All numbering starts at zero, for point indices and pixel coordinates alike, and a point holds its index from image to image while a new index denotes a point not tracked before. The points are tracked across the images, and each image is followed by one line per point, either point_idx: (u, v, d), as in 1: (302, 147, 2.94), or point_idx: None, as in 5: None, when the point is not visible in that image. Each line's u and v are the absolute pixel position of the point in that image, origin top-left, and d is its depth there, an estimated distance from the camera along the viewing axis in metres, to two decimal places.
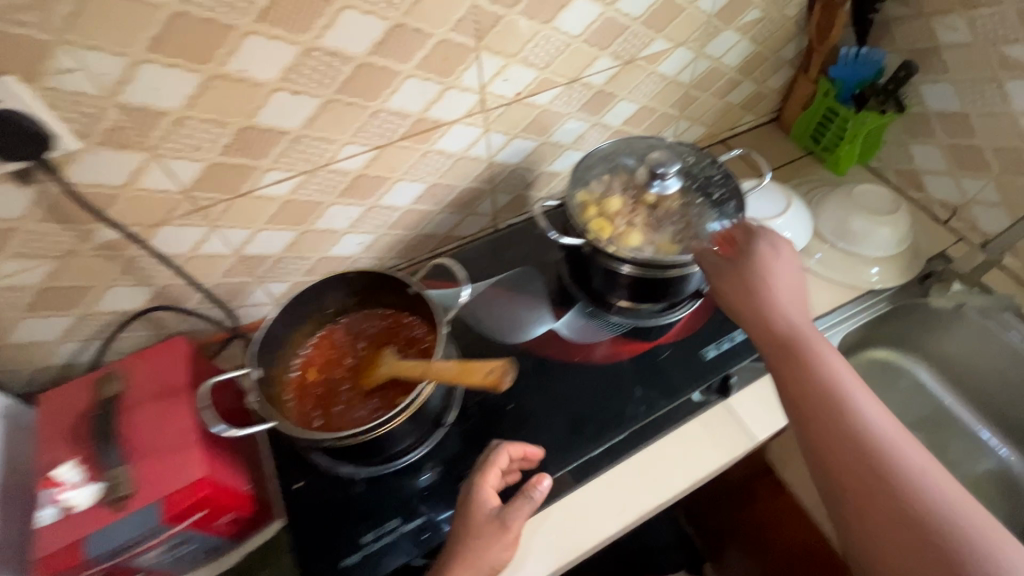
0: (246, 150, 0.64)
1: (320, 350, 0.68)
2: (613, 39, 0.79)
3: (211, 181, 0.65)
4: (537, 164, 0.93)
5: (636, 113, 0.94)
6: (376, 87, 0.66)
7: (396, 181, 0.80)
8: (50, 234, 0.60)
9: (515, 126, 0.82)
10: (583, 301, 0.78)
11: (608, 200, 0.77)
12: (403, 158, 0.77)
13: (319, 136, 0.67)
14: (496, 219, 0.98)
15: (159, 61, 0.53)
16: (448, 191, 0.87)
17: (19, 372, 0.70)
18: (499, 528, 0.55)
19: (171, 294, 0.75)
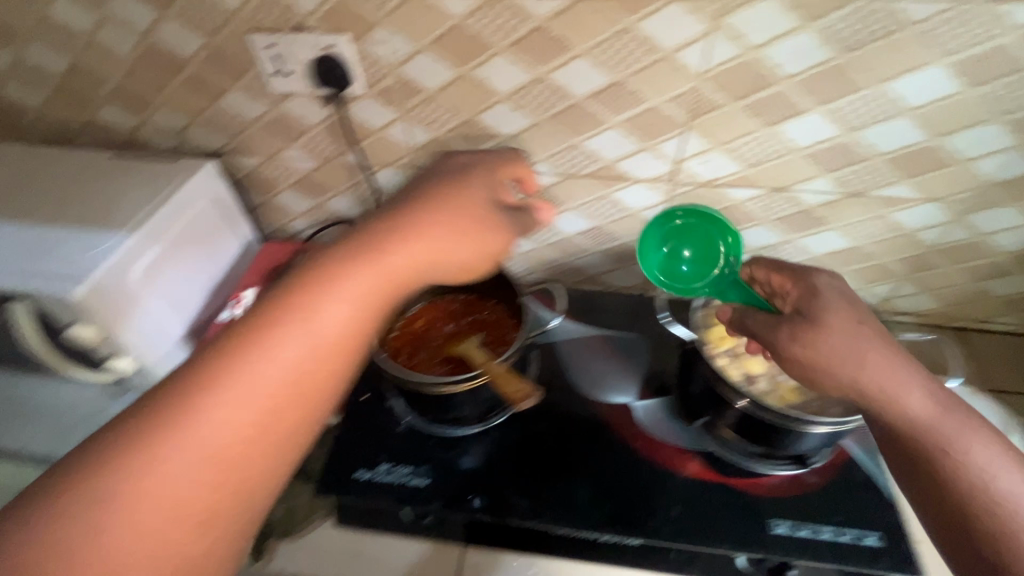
0: (465, 136, 0.87)
1: (429, 309, 0.89)
2: (842, 167, 0.81)
3: (431, 149, 0.90)
4: None
5: (842, 250, 0.94)
6: (610, 181, 0.90)
7: (569, 211, 0.97)
8: (324, 141, 0.93)
9: (699, 208, 0.91)
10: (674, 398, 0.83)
11: None
12: (582, 192, 0.93)
13: (521, 147, 0.87)
14: (644, 286, 1.09)
15: (515, 56, 0.75)
16: (610, 240, 1.01)
17: (269, 223, 1.11)
18: (365, 259, 0.46)
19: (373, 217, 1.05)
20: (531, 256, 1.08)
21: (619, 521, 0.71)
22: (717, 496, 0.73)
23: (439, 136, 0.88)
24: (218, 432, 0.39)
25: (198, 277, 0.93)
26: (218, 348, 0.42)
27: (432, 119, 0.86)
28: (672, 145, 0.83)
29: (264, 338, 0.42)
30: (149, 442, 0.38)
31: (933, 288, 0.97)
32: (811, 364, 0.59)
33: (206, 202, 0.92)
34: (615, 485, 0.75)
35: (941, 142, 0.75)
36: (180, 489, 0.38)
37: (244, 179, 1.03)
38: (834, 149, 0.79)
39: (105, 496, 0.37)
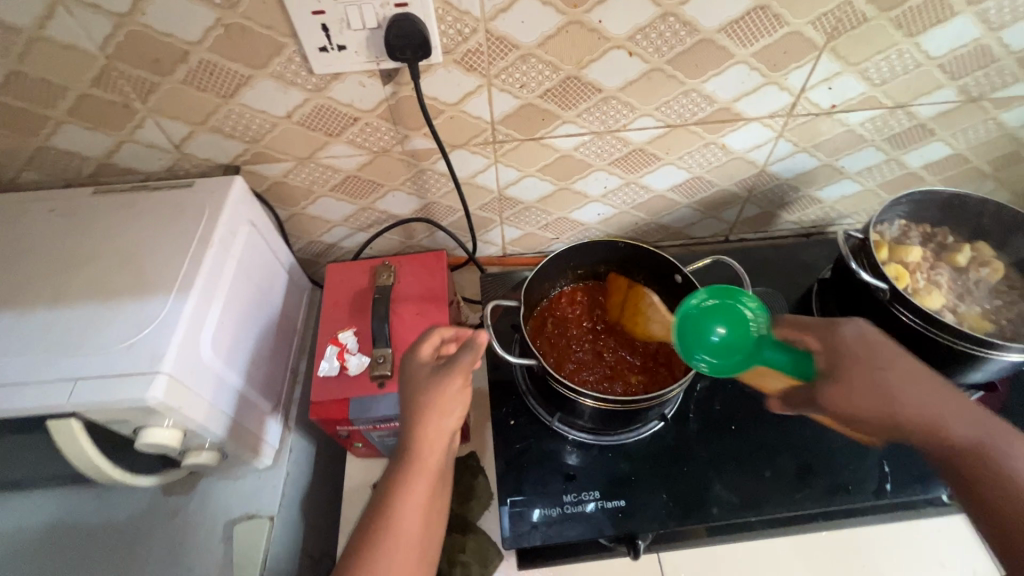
0: (561, 97, 0.73)
1: (559, 303, 0.78)
2: (968, 73, 0.76)
3: (517, 118, 0.75)
4: (805, 185, 0.94)
5: (941, 160, 0.91)
6: (721, 126, 0.80)
7: (666, 165, 0.86)
8: (380, 129, 0.74)
9: (808, 139, 0.84)
10: None
11: (907, 246, 0.74)
12: (684, 142, 0.82)
13: (626, 102, 0.74)
14: (731, 230, 1.03)
15: None
16: (705, 188, 0.92)
17: (301, 237, 0.91)
18: (442, 373, 0.60)
19: (434, 210, 0.90)
20: (613, 221, 0.98)
21: (837, 490, 0.68)
22: None
23: (531, 101, 0.73)
24: (412, 519, 0.57)
25: (258, 326, 0.75)
26: (412, 399, 0.60)
27: (524, 84, 0.70)
28: (800, 75, 0.74)
29: (436, 410, 0.60)
30: (373, 547, 0.56)
31: (1013, 183, 0.98)
32: (873, 412, 0.61)
33: (246, 229, 0.72)
34: (818, 454, 0.71)
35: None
36: (408, 534, 0.57)
37: (269, 192, 0.82)
38: (970, 53, 0.73)
39: (386, 541, 0.56)
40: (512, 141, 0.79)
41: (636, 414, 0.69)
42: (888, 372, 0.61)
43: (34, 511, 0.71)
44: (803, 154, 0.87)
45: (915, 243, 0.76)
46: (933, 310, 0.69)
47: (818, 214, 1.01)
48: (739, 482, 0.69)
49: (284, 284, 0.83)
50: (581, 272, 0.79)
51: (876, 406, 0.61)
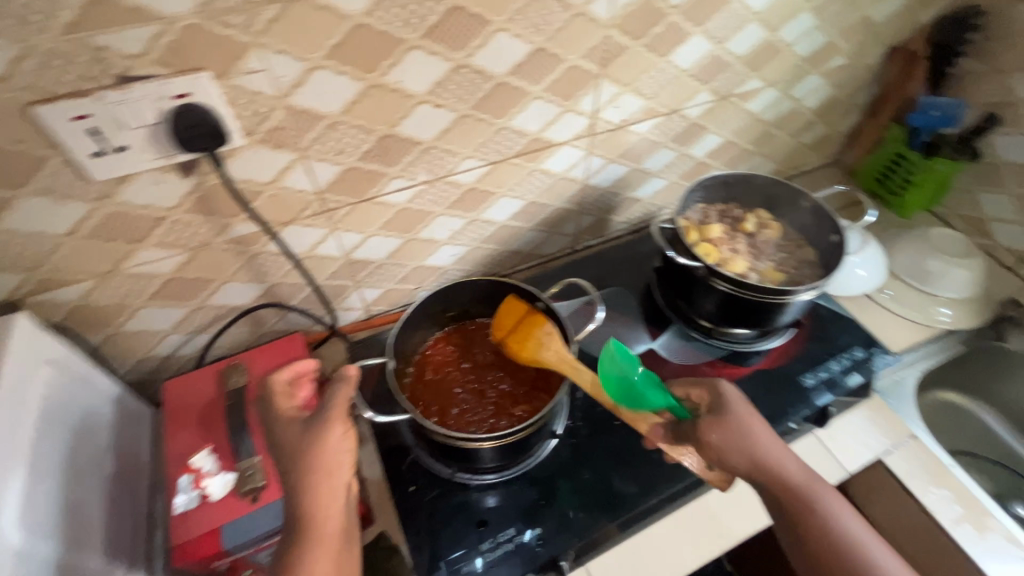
0: (382, 156, 0.74)
1: (433, 354, 0.78)
2: (713, 77, 0.93)
3: (343, 184, 0.74)
4: (624, 190, 1.06)
5: (718, 147, 1.09)
6: (538, 154, 0.87)
7: (500, 198, 0.91)
8: (192, 223, 0.69)
9: (613, 151, 0.95)
10: (678, 324, 0.89)
11: (709, 225, 0.88)
12: (511, 174, 0.88)
13: (446, 148, 0.78)
14: (576, 241, 1.12)
15: (429, 46, 0.65)
16: (541, 210, 0.99)
17: (125, 359, 0.79)
18: (320, 424, 0.57)
19: (279, 291, 0.84)
20: (467, 258, 1.00)
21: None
22: (757, 382, 0.83)
23: (352, 166, 0.73)
24: None
25: (85, 478, 0.63)
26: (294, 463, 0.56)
27: (341, 150, 0.70)
28: (589, 100, 0.83)
29: (320, 469, 0.55)
30: None
31: (772, 154, 1.21)
32: (724, 457, 0.62)
33: (45, 370, 0.61)
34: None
35: (775, 36, 0.91)
36: None
37: (68, 320, 0.70)
38: (710, 62, 0.89)
39: None
40: (344, 206, 0.78)
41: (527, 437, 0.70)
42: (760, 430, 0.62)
43: None
44: (613, 165, 0.98)
45: (715, 221, 0.89)
46: (741, 274, 0.81)
47: (643, 211, 1.14)
48: (634, 471, 0.73)
49: (113, 418, 0.72)
50: (451, 315, 0.79)
51: (727, 451, 0.62)
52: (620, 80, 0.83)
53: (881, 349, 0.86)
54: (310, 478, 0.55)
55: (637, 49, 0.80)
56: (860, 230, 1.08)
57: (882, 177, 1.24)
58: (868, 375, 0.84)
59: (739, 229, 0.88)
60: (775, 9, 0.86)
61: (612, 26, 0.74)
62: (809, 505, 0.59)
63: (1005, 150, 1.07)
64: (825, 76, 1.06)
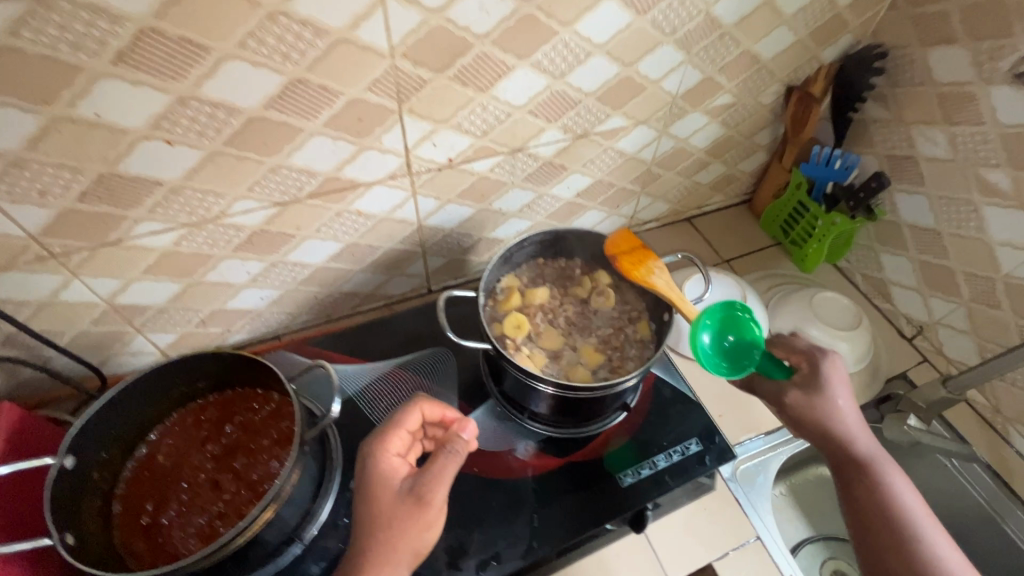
0: (110, 197, 0.61)
1: (173, 434, 0.66)
2: (562, 113, 0.80)
3: (64, 228, 0.62)
4: (477, 230, 0.94)
5: (589, 186, 0.97)
6: (342, 193, 0.75)
7: (306, 240, 0.79)
8: None
9: (447, 191, 0.83)
10: (496, 398, 0.78)
11: (534, 289, 0.76)
12: (312, 215, 0.76)
13: (204, 189, 0.65)
14: (429, 281, 1.01)
15: (126, 75, 0.52)
16: (370, 251, 0.87)
17: None
18: (416, 505, 0.56)
19: (22, 339, 0.72)
20: (285, 300, 0.88)
21: (486, 561, 0.66)
22: (569, 475, 0.73)
23: (70, 208, 0.61)
24: None
25: None
26: (373, 529, 0.55)
27: (42, 191, 0.58)
28: (394, 136, 0.71)
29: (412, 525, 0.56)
30: None
31: (663, 194, 1.09)
32: (806, 419, 0.65)
33: None
34: (473, 526, 0.68)
35: (633, 70, 0.79)
36: None
37: None
38: (551, 98, 0.77)
39: None
40: (79, 251, 0.66)
41: (244, 554, 0.58)
42: (851, 407, 0.65)
43: None
44: (452, 205, 0.86)
45: (547, 282, 0.78)
46: (553, 351, 0.71)
47: None
48: None
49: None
50: (204, 385, 0.67)
51: (817, 417, 0.64)
52: (429, 116, 0.71)
53: (719, 442, 0.76)
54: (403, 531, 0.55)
55: (443, 83, 0.67)
56: (740, 288, 0.97)
57: (784, 226, 1.13)
58: (696, 473, 0.74)
59: (570, 295, 0.77)
60: (623, 42, 0.74)
61: (395, 57, 0.62)
62: (880, 480, 0.63)
63: (906, 209, 0.96)
64: (710, 116, 0.94)
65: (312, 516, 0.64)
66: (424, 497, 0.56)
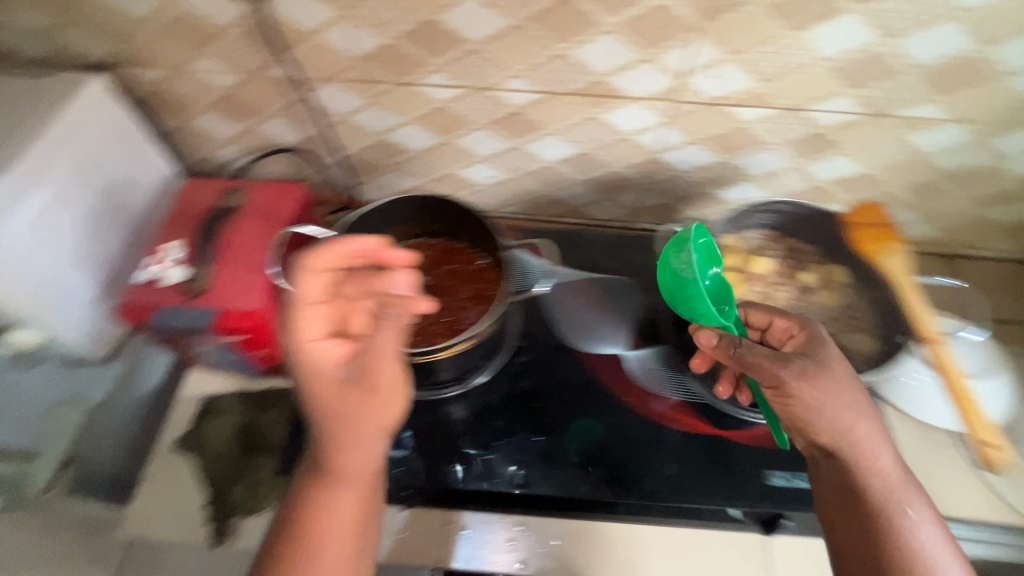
0: (424, 41, 0.70)
1: (399, 256, 0.77)
2: (868, 82, 0.70)
3: (382, 57, 0.73)
4: (706, 183, 0.90)
5: (852, 177, 0.85)
6: (603, 100, 0.76)
7: (550, 135, 0.83)
8: (243, 48, 0.74)
9: (699, 130, 0.79)
10: (668, 345, 0.77)
11: (757, 258, 0.71)
12: (566, 112, 0.79)
13: (494, 57, 0.71)
14: (633, 218, 1.00)
15: None
16: (596, 167, 0.89)
17: (192, 151, 0.92)
18: (366, 390, 0.57)
19: (316, 144, 0.89)
20: (504, 186, 0.95)
21: (590, 468, 0.68)
22: (714, 446, 0.70)
23: (392, 42, 0.71)
24: (357, 464, 0.55)
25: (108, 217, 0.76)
26: (342, 412, 0.56)
27: (381, 21, 0.68)
28: (677, 56, 0.69)
29: (371, 407, 0.56)
30: (324, 499, 0.54)
31: (935, 218, 0.92)
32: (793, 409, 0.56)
33: (98, 132, 0.73)
34: (582, 435, 0.71)
35: (987, 52, 0.65)
36: (355, 484, 0.55)
37: (148, 98, 0.83)
38: (867, 59, 0.67)
39: (312, 516, 0.53)
40: (383, 82, 0.77)
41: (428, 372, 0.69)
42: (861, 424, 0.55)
43: None
44: (697, 147, 0.82)
45: (772, 256, 0.72)
46: (755, 325, 0.67)
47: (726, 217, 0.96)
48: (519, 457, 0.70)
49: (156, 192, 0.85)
50: (431, 227, 0.77)
51: (807, 408, 0.55)
52: (724, 43, 0.67)
53: None
54: (365, 404, 0.56)
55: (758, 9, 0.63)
56: (998, 351, 0.78)
57: None
58: None
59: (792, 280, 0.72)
60: (992, 13, 0.61)
61: None
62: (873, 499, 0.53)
63: None
64: None
65: (481, 367, 0.75)
66: (375, 386, 0.57)
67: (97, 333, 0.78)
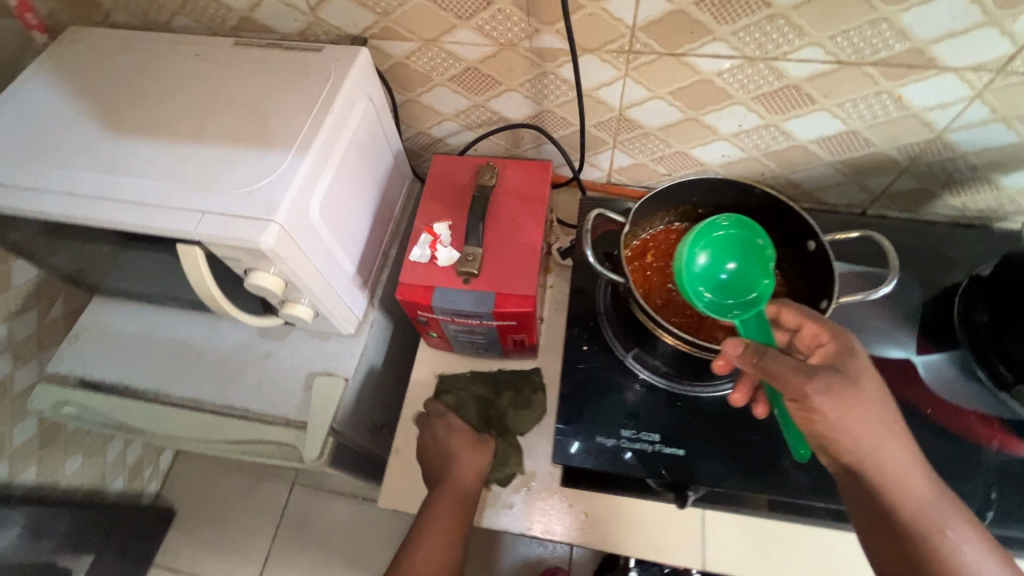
0: (720, 7, 0.64)
1: (668, 239, 0.74)
2: None
3: (662, 26, 0.67)
4: (986, 166, 0.79)
5: None
6: (908, 71, 0.67)
7: (819, 111, 0.75)
8: (510, 19, 0.70)
9: (1013, 106, 0.69)
10: (964, 350, 0.72)
11: None
12: (853, 86, 0.70)
13: (798, 23, 0.64)
14: (872, 202, 0.90)
15: None
16: (857, 147, 0.80)
17: (413, 126, 0.91)
18: None
19: (545, 119, 0.85)
20: (736, 166, 0.88)
21: None
22: None
23: (682, 9, 0.65)
24: None
25: (363, 194, 0.76)
26: None
27: None
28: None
29: None
30: None
31: None
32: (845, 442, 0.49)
33: (363, 106, 0.73)
34: None
35: None
36: None
37: (389, 72, 0.82)
38: None
39: None
40: (649, 53, 0.71)
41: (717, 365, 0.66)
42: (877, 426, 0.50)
43: (167, 325, 0.85)
44: (999, 125, 0.72)
45: None
46: None
47: (993, 203, 0.85)
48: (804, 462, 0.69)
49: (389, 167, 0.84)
50: (701, 212, 0.73)
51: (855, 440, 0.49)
52: None
53: None
54: None
55: None
56: None
57: None
58: None
59: None
60: None
61: None
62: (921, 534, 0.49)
63: None
64: None
65: None
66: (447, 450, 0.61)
67: (349, 311, 0.79)
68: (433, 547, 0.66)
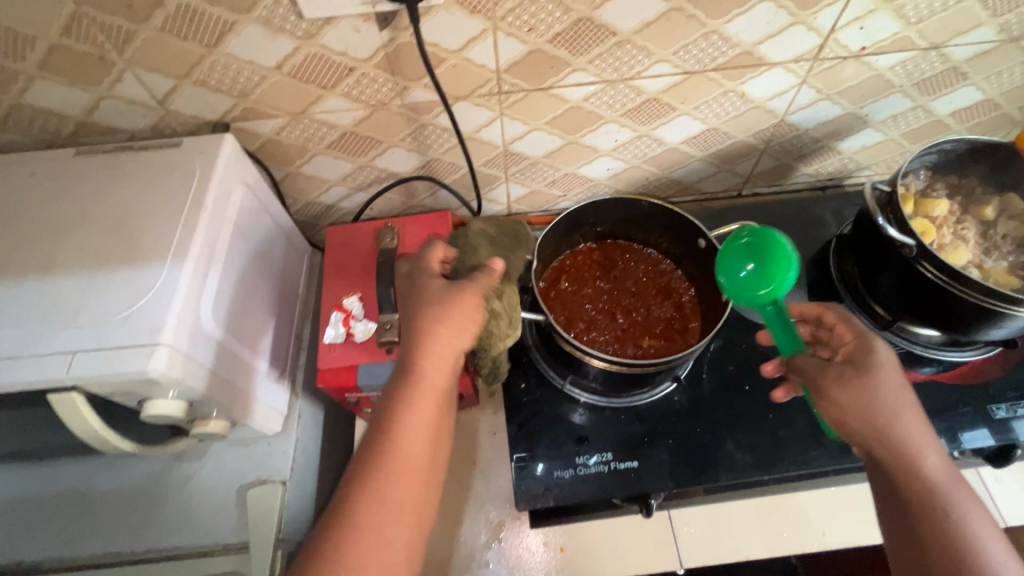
0: (572, 42, 0.68)
1: (573, 263, 0.76)
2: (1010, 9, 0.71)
3: (523, 65, 0.70)
4: (826, 136, 0.90)
5: (971, 106, 0.86)
6: (745, 71, 0.75)
7: (680, 116, 0.82)
8: (376, 80, 0.70)
9: (833, 85, 0.79)
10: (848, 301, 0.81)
11: (934, 199, 0.72)
12: (703, 90, 0.77)
13: (643, 45, 0.69)
14: (744, 183, 0.99)
15: None
16: (720, 140, 0.88)
17: (300, 197, 0.87)
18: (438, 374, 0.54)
19: (434, 167, 0.85)
20: (622, 176, 0.93)
21: (807, 442, 0.72)
22: None
23: (538, 47, 0.68)
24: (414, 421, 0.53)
25: (259, 282, 0.72)
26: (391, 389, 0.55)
27: (532, 27, 0.65)
28: (830, 13, 0.68)
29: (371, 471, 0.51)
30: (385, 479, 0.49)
31: None
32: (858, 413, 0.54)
33: (241, 191, 0.69)
34: (772, 409, 0.75)
35: None
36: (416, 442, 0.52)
37: (261, 151, 0.78)
38: None
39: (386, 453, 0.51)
40: (518, 91, 0.74)
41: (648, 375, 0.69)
42: (897, 399, 0.54)
43: (58, 475, 0.74)
44: (826, 102, 0.82)
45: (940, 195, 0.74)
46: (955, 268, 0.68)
47: (839, 165, 0.97)
48: (748, 441, 0.73)
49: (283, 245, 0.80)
50: (600, 231, 0.76)
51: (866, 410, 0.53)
52: None
53: None
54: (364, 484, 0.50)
55: None
56: None
57: None
58: None
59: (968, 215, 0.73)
60: None
61: None
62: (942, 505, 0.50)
63: None
64: None
65: None
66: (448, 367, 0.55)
67: (271, 408, 0.74)
68: (395, 503, 0.49)
